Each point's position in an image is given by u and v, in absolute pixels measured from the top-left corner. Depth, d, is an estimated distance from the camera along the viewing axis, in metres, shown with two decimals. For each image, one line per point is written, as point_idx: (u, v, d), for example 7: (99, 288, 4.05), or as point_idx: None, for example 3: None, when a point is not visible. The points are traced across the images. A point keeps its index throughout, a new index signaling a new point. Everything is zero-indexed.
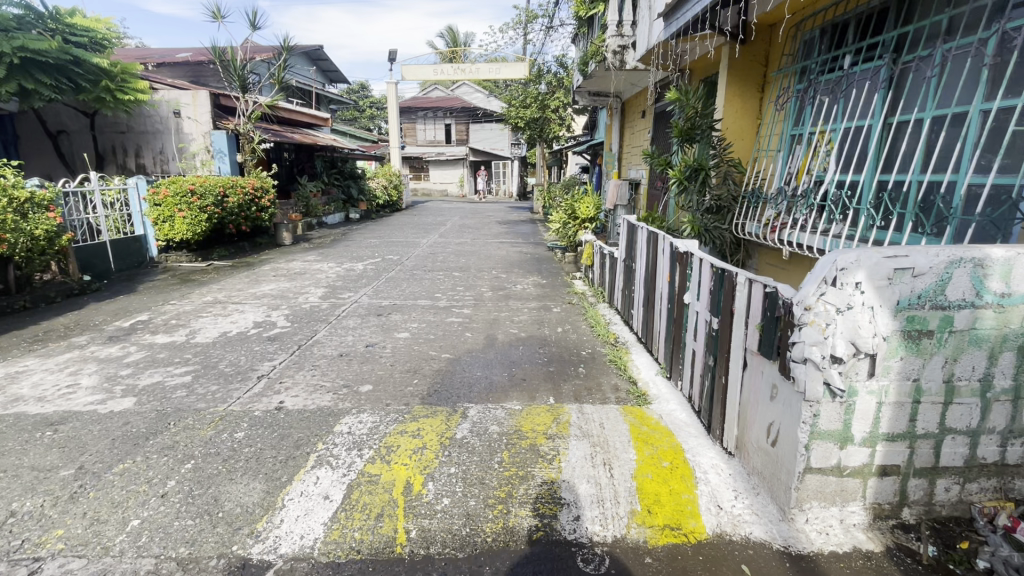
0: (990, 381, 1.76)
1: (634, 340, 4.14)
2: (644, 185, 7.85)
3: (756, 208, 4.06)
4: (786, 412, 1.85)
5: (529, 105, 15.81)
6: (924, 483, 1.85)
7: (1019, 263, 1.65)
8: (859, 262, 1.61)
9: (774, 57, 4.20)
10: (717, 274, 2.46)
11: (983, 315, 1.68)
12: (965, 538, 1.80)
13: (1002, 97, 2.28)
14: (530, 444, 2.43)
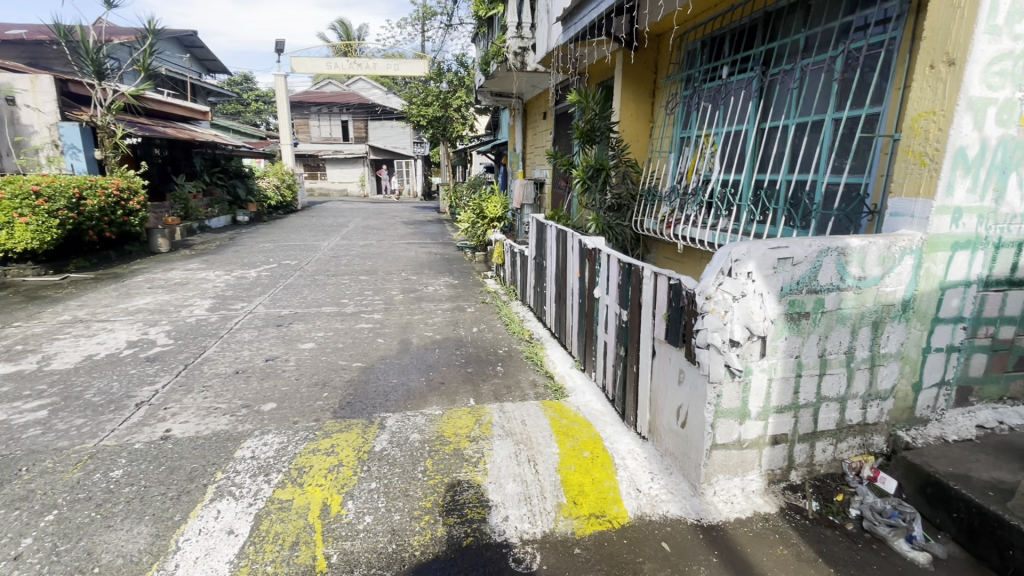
0: (854, 353, 2.03)
1: (548, 335, 4.24)
2: (549, 185, 8.08)
3: (653, 205, 4.35)
4: (693, 395, 1.99)
5: (431, 103, 15.59)
6: (806, 447, 2.09)
7: (871, 250, 1.90)
8: (749, 253, 1.78)
9: (663, 65, 4.52)
10: (624, 268, 2.58)
11: (846, 297, 1.93)
12: (840, 491, 2.07)
13: (849, 108, 2.64)
14: (453, 450, 2.39)
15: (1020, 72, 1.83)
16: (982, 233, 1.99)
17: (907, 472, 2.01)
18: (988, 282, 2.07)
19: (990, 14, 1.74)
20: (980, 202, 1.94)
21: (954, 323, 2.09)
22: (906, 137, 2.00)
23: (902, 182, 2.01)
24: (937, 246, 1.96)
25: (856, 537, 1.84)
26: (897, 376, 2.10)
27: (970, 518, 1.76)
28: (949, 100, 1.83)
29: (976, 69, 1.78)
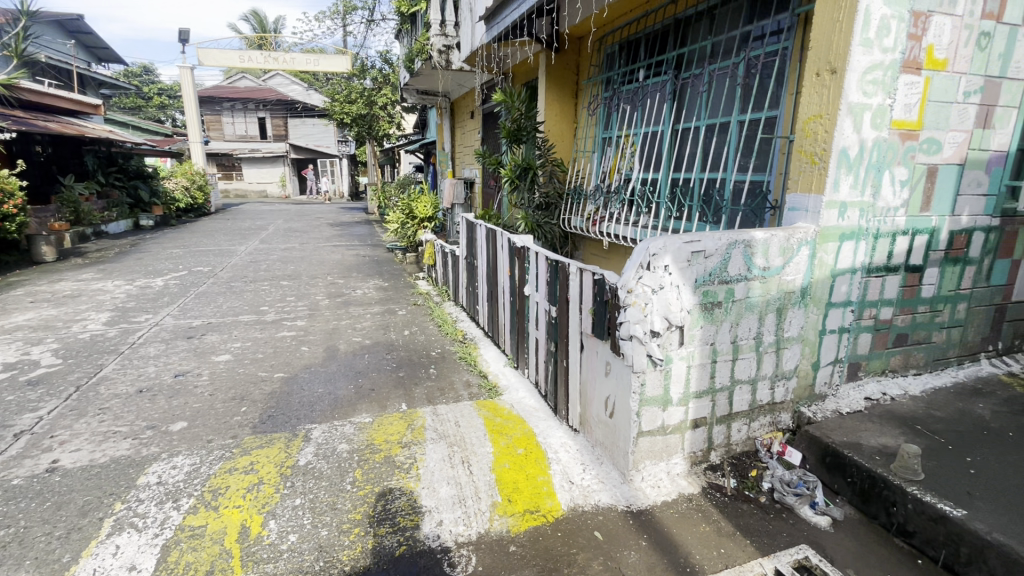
0: (762, 338, 2.18)
1: (481, 335, 4.22)
2: (478, 184, 8.06)
3: (579, 204, 4.47)
4: (619, 385, 2.07)
5: (355, 100, 15.07)
6: (723, 428, 2.22)
7: (773, 242, 2.06)
8: (665, 247, 1.87)
9: (585, 67, 4.64)
10: (551, 266, 2.63)
11: (753, 286, 2.08)
12: (754, 467, 2.22)
13: (751, 111, 2.85)
14: (384, 457, 2.31)
15: (889, 81, 2.05)
16: (864, 224, 2.21)
17: (809, 445, 2.20)
18: (870, 269, 2.31)
19: (864, 28, 1.94)
20: (862, 197, 2.16)
21: (844, 306, 2.31)
22: (799, 138, 2.18)
23: (797, 179, 2.19)
24: (827, 237, 2.15)
25: (769, 509, 1.99)
26: (799, 357, 2.29)
27: (861, 481, 1.96)
28: (834, 105, 2.02)
29: (854, 77, 1.98)
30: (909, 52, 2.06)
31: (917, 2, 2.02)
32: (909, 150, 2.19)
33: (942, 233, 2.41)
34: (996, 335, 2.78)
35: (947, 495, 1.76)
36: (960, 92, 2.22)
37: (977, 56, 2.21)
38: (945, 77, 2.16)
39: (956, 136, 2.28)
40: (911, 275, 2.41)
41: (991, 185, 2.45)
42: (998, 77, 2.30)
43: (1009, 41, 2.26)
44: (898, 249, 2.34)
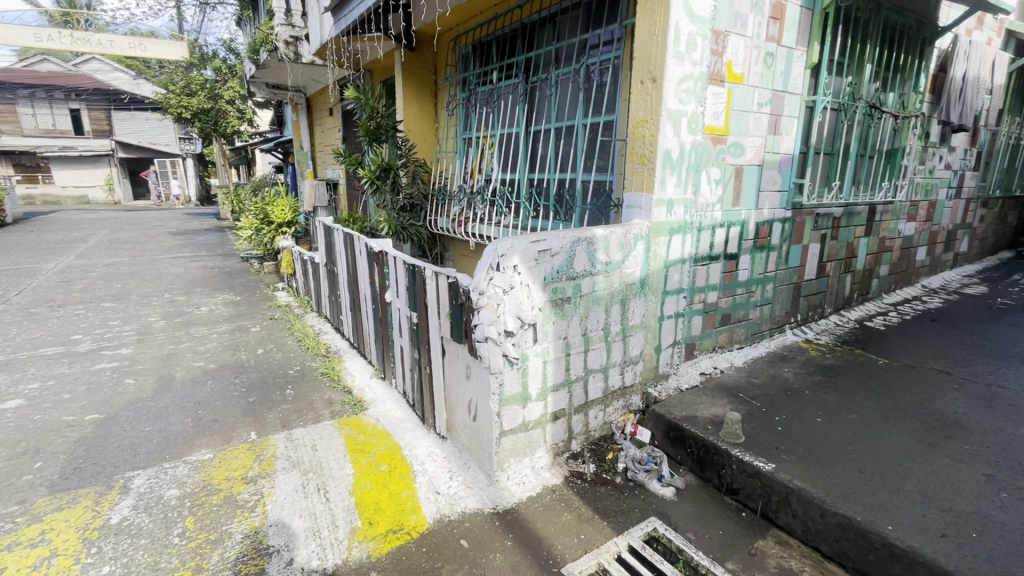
0: (609, 328, 2.33)
1: (346, 346, 3.97)
2: (342, 186, 7.62)
3: (444, 205, 4.42)
4: (479, 388, 2.05)
5: (194, 92, 13.35)
6: (581, 417, 2.33)
7: (612, 239, 2.20)
8: (513, 248, 1.89)
9: (442, 66, 4.59)
10: (409, 270, 2.54)
11: (598, 280, 2.21)
12: (611, 450, 2.36)
13: (592, 115, 3.03)
14: (223, 498, 2.03)
15: (699, 91, 2.30)
16: (688, 219, 2.47)
17: (656, 422, 2.40)
18: (696, 259, 2.59)
19: (675, 42, 2.15)
20: (685, 195, 2.41)
21: (677, 293, 2.56)
22: (631, 141, 2.36)
23: (631, 179, 2.38)
24: (659, 232, 2.36)
25: (623, 488, 2.13)
26: (643, 343, 2.49)
27: (698, 450, 2.18)
28: (656, 111, 2.21)
29: (670, 86, 2.19)
30: (714, 66, 2.34)
31: (716, 23, 2.29)
32: (720, 152, 2.49)
33: (750, 224, 2.79)
34: (796, 309, 3.31)
35: (761, 452, 2.03)
36: (755, 103, 2.59)
37: (765, 72, 2.58)
38: (743, 89, 2.50)
39: (755, 141, 2.65)
40: (729, 262, 2.75)
41: (784, 182, 2.89)
42: (782, 91, 2.71)
43: (787, 61, 2.68)
44: (718, 240, 2.65)
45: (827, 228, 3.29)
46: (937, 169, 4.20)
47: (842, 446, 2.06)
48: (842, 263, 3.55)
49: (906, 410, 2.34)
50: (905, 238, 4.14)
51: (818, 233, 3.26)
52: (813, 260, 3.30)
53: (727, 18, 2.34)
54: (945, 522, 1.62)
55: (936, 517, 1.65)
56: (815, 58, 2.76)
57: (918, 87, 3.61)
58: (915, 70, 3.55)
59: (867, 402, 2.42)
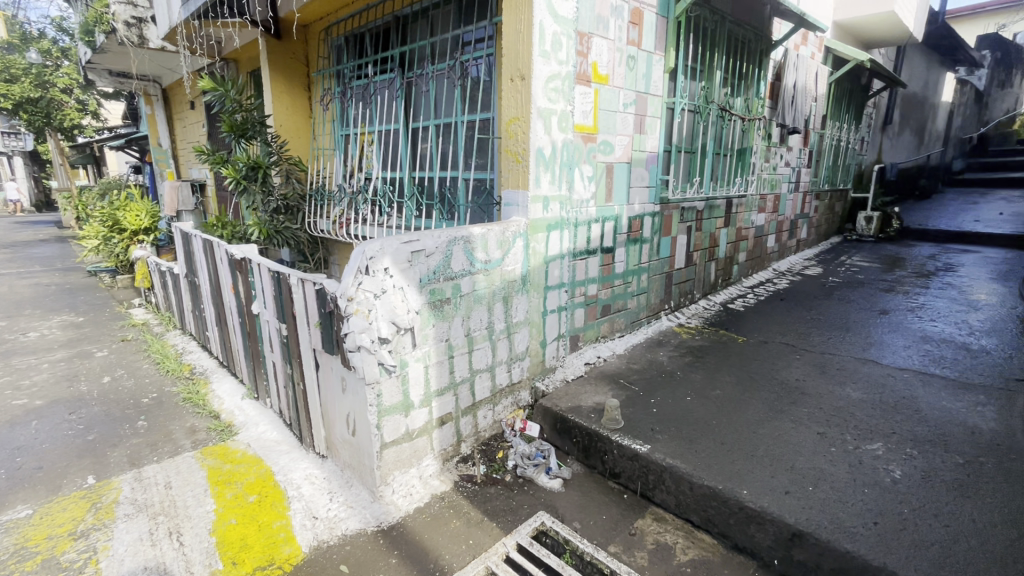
0: (493, 327, 2.31)
1: (215, 365, 3.56)
2: (210, 187, 6.86)
3: (323, 206, 4.14)
4: (356, 400, 1.92)
5: (15, 78, 11.26)
6: (470, 419, 2.29)
7: (489, 237, 2.18)
8: (383, 250, 1.79)
9: (313, 57, 4.29)
10: (274, 278, 2.32)
11: (478, 279, 2.18)
12: (501, 448, 2.35)
13: (468, 112, 2.99)
14: (43, 563, 1.70)
15: (567, 89, 2.37)
16: (565, 215, 2.53)
17: (544, 416, 2.44)
18: (575, 253, 2.67)
19: (540, 41, 2.19)
20: (559, 191, 2.47)
21: (559, 288, 2.62)
22: (505, 139, 2.36)
23: (508, 176, 2.38)
24: (537, 228, 2.39)
25: (513, 485, 2.13)
26: (528, 339, 2.51)
27: (583, 439, 2.25)
28: (526, 108, 2.23)
29: (538, 84, 2.22)
30: (580, 66, 2.42)
31: (579, 24, 2.37)
32: (591, 150, 2.59)
33: (623, 219, 2.94)
34: (669, 296, 3.56)
35: (638, 435, 2.14)
36: (621, 103, 2.72)
37: (628, 74, 2.73)
38: (609, 89, 2.62)
39: (623, 139, 2.79)
40: (606, 255, 2.88)
41: (651, 179, 3.09)
42: (645, 93, 2.89)
43: (648, 65, 2.86)
44: (594, 235, 2.76)
45: (692, 221, 3.59)
46: (779, 166, 4.78)
47: (707, 421, 2.24)
48: (706, 252, 3.89)
49: (760, 382, 2.61)
50: (758, 228, 4.66)
51: (684, 226, 3.54)
52: (681, 250, 3.58)
53: (589, 20, 2.43)
54: (789, 481, 1.82)
55: (783, 476, 1.84)
56: (671, 63, 2.98)
57: (759, 93, 4.07)
58: (756, 78, 3.99)
59: (728, 377, 2.67)
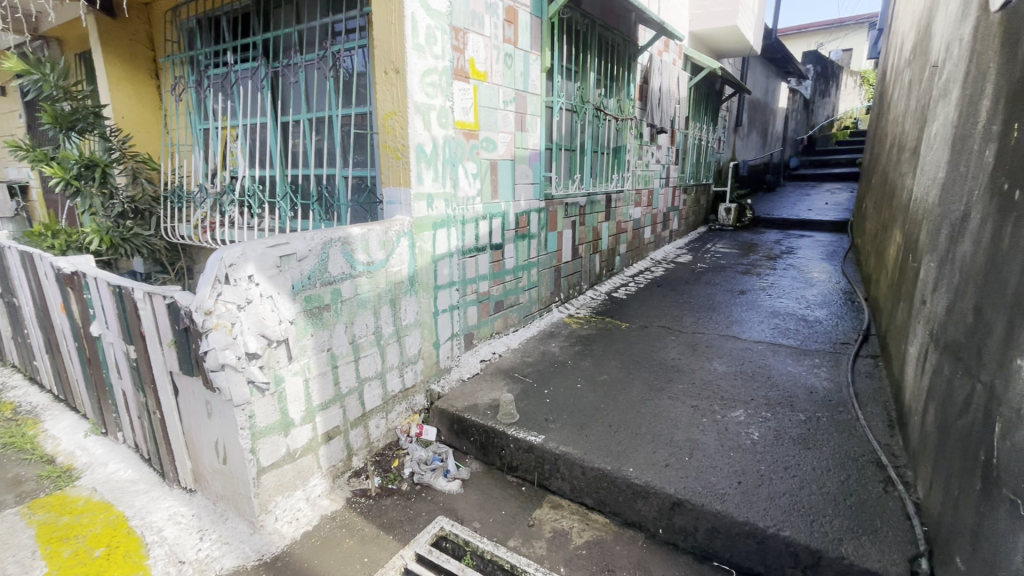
0: (380, 331, 2.21)
1: (48, 400, 2.99)
2: (34, 190, 5.77)
3: (182, 208, 3.68)
4: (224, 425, 1.72)
5: None
6: (361, 431, 2.17)
7: (370, 237, 2.08)
8: (245, 255, 1.61)
9: (160, 40, 3.78)
10: (115, 294, 1.99)
11: (361, 283, 2.07)
12: (396, 456, 2.27)
13: (340, 106, 2.80)
14: None
15: (445, 85, 2.33)
16: (450, 213, 2.50)
17: (441, 418, 2.39)
18: (464, 251, 2.65)
19: (413, 34, 2.12)
20: (444, 189, 2.42)
21: (449, 287, 2.58)
22: (382, 134, 2.26)
23: (388, 173, 2.28)
24: (422, 227, 2.33)
25: (410, 493, 2.06)
26: (419, 341, 2.44)
27: (479, 438, 2.24)
28: (402, 103, 2.16)
29: (413, 78, 2.15)
30: (456, 62, 2.39)
31: (454, 19, 2.34)
32: (473, 147, 2.58)
33: (510, 215, 2.98)
34: (558, 288, 3.69)
35: (532, 427, 2.18)
36: (501, 100, 2.75)
37: (506, 72, 2.77)
38: (488, 86, 2.63)
39: (505, 136, 2.82)
40: (496, 252, 2.90)
41: (535, 176, 3.16)
42: (524, 91, 2.95)
43: (525, 63, 2.92)
44: (482, 232, 2.76)
45: (575, 215, 3.75)
46: (651, 163, 5.18)
47: (596, 406, 2.35)
48: (591, 245, 4.10)
49: (642, 364, 2.81)
50: (635, 221, 5.02)
51: (569, 220, 3.68)
52: (568, 244, 3.72)
53: (464, 16, 2.41)
54: (668, 454, 1.97)
55: (663, 450, 1.99)
56: (547, 63, 3.07)
57: (630, 95, 4.36)
58: (626, 80, 4.27)
59: (614, 362, 2.83)
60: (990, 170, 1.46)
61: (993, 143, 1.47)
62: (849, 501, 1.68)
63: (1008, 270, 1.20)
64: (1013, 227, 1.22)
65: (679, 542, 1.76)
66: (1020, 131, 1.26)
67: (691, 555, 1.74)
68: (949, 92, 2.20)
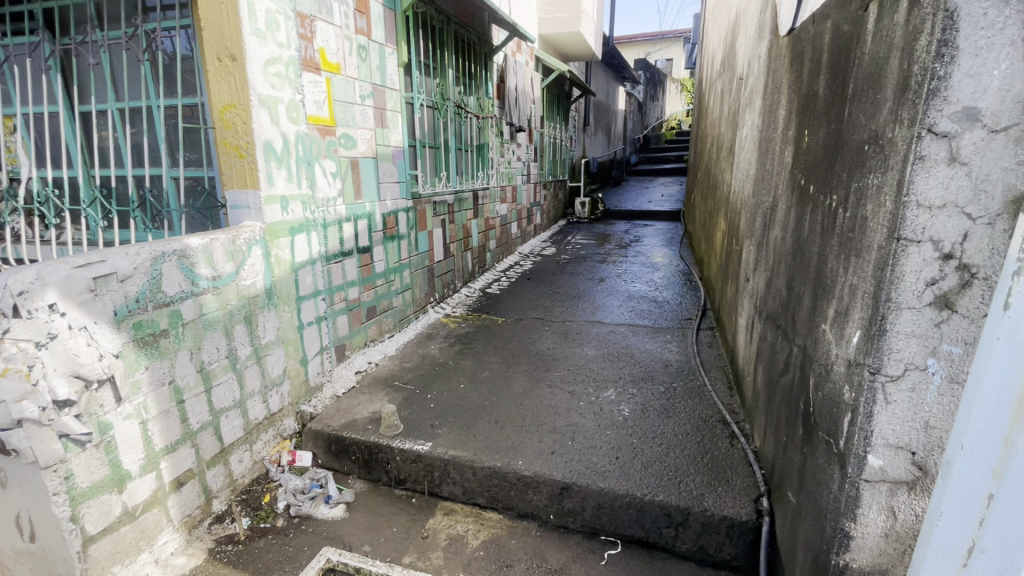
0: (235, 353, 1.94)
1: None
2: None
3: None
4: (28, 493, 1.37)
5: None
6: (220, 470, 1.90)
7: (214, 248, 1.81)
8: (43, 280, 1.29)
9: None
10: None
11: (206, 301, 1.80)
12: (266, 490, 2.03)
13: (157, 95, 2.36)
14: None
15: (292, 75, 2.12)
16: (309, 216, 2.29)
17: (315, 440, 2.20)
18: (328, 257, 2.45)
19: (251, 17, 1.89)
20: (299, 190, 2.21)
21: (314, 297, 2.37)
22: (220, 129, 1.99)
23: (230, 174, 2.01)
24: (277, 233, 2.10)
25: (287, 529, 1.86)
26: (284, 360, 2.20)
27: (362, 455, 2.11)
28: (243, 94, 1.91)
29: (254, 67, 1.92)
30: (304, 52, 2.19)
31: (298, 4, 2.14)
32: (330, 144, 2.39)
33: (376, 216, 2.84)
34: (432, 289, 3.63)
35: (418, 435, 2.11)
36: (357, 95, 2.60)
37: (361, 65, 2.62)
38: (341, 80, 2.46)
39: (364, 133, 2.67)
40: (363, 256, 2.74)
41: (399, 174, 3.05)
42: (381, 86, 2.83)
43: (380, 57, 2.80)
44: (347, 235, 2.58)
45: (444, 214, 3.71)
46: (512, 160, 5.34)
47: (480, 404, 2.35)
48: (461, 243, 4.09)
49: (520, 356, 2.89)
50: (502, 217, 5.14)
51: (438, 219, 3.63)
52: (438, 244, 3.67)
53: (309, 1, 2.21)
54: (553, 441, 2.05)
55: (548, 439, 2.07)
56: (405, 58, 2.98)
57: (489, 93, 4.43)
58: (484, 78, 4.34)
59: (494, 358, 2.87)
60: (790, 168, 1.75)
61: (790, 145, 1.78)
62: (706, 459, 1.92)
63: (810, 250, 1.46)
64: (811, 215, 1.48)
65: (569, 523, 1.86)
66: (810, 136, 1.54)
67: (581, 533, 1.84)
68: (753, 101, 2.62)
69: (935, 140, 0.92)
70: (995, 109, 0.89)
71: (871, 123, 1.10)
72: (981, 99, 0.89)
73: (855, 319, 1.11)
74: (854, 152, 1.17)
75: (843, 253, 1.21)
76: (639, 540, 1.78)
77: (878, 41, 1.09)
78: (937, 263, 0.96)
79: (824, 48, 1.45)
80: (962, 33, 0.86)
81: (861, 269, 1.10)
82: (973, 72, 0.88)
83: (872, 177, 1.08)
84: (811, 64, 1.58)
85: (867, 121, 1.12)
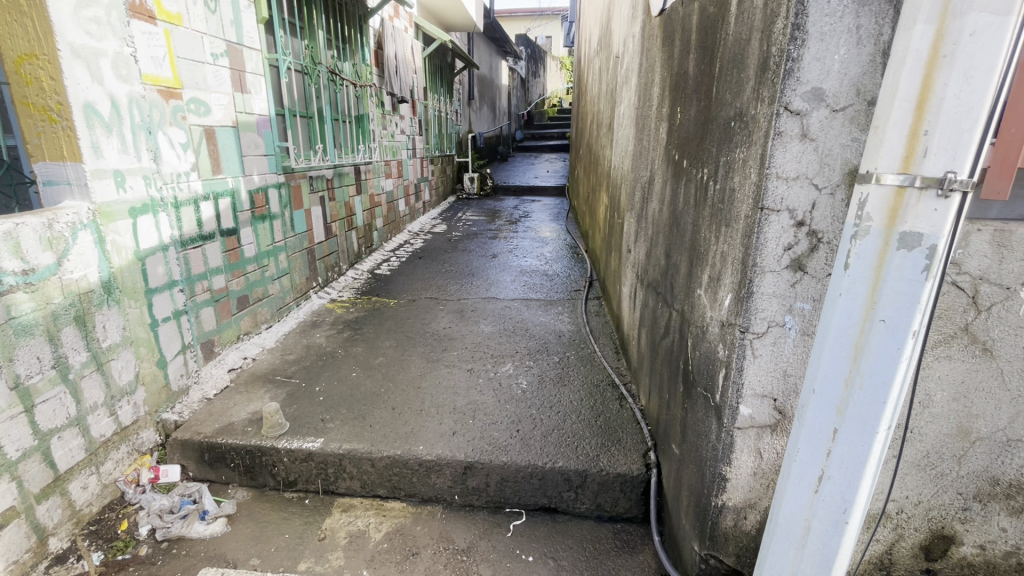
0: (64, 362, 1.61)
1: None
2: None
3: None
4: None
5: None
6: (57, 501, 1.59)
7: (21, 234, 1.46)
8: None
9: None
10: None
11: (16, 301, 1.46)
12: (123, 517, 1.74)
13: None
14: None
15: (117, 24, 1.76)
16: (153, 194, 1.95)
17: (183, 451, 1.93)
18: (183, 242, 2.12)
19: None
20: (138, 162, 1.86)
21: (168, 288, 2.04)
22: (17, 86, 1.59)
23: (38, 142, 1.62)
24: (112, 215, 1.75)
25: (153, 556, 1.62)
26: (135, 363, 1.88)
27: (242, 461, 1.90)
28: (47, 42, 1.54)
29: (61, 8, 1.55)
30: None
31: None
32: (176, 109, 2.05)
33: (241, 193, 2.51)
34: (314, 273, 3.34)
35: (307, 431, 1.95)
36: (207, 52, 2.26)
37: (210, 17, 2.27)
38: (182, 33, 2.10)
39: (219, 98, 2.34)
40: (228, 239, 2.42)
41: (267, 146, 2.73)
42: (236, 43, 2.47)
43: (233, 9, 2.44)
44: (205, 216, 2.25)
45: (322, 190, 3.42)
46: (396, 133, 5.09)
47: (375, 391, 2.24)
48: (344, 221, 3.82)
49: (416, 338, 2.80)
50: (388, 193, 4.89)
51: (315, 196, 3.33)
52: (318, 223, 3.38)
53: None
54: (454, 421, 2.02)
55: (448, 420, 2.03)
56: (264, 14, 2.64)
57: (366, 60, 4.13)
58: (360, 44, 4.02)
59: (387, 342, 2.75)
60: (665, 144, 1.85)
61: (664, 122, 1.88)
62: (599, 421, 2.03)
63: (686, 221, 1.56)
64: (685, 187, 1.58)
65: (474, 501, 1.86)
66: (682, 114, 1.63)
67: (486, 509, 1.86)
68: (629, 79, 2.74)
69: (791, 118, 1.01)
70: (836, 91, 0.99)
71: (736, 101, 1.19)
72: (825, 80, 0.99)
73: (726, 283, 1.21)
74: (722, 129, 1.26)
75: (714, 222, 1.30)
76: (543, 506, 1.83)
77: (740, 22, 1.17)
78: (792, 230, 1.08)
79: (693, 29, 1.53)
80: (811, 19, 0.95)
81: (731, 237, 1.20)
82: (819, 55, 0.97)
83: (738, 151, 1.17)
84: (682, 44, 1.66)
85: (732, 98, 1.20)
